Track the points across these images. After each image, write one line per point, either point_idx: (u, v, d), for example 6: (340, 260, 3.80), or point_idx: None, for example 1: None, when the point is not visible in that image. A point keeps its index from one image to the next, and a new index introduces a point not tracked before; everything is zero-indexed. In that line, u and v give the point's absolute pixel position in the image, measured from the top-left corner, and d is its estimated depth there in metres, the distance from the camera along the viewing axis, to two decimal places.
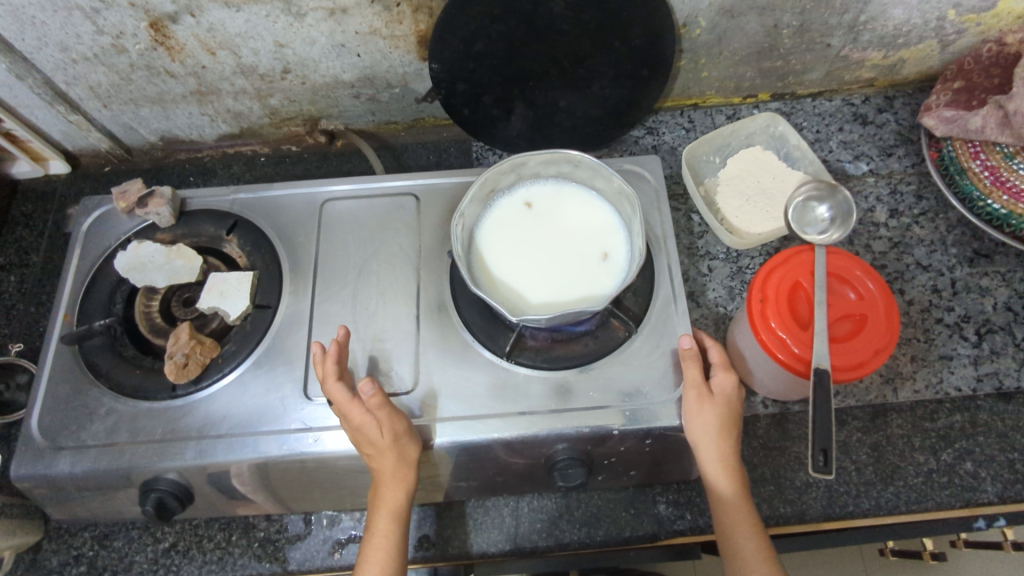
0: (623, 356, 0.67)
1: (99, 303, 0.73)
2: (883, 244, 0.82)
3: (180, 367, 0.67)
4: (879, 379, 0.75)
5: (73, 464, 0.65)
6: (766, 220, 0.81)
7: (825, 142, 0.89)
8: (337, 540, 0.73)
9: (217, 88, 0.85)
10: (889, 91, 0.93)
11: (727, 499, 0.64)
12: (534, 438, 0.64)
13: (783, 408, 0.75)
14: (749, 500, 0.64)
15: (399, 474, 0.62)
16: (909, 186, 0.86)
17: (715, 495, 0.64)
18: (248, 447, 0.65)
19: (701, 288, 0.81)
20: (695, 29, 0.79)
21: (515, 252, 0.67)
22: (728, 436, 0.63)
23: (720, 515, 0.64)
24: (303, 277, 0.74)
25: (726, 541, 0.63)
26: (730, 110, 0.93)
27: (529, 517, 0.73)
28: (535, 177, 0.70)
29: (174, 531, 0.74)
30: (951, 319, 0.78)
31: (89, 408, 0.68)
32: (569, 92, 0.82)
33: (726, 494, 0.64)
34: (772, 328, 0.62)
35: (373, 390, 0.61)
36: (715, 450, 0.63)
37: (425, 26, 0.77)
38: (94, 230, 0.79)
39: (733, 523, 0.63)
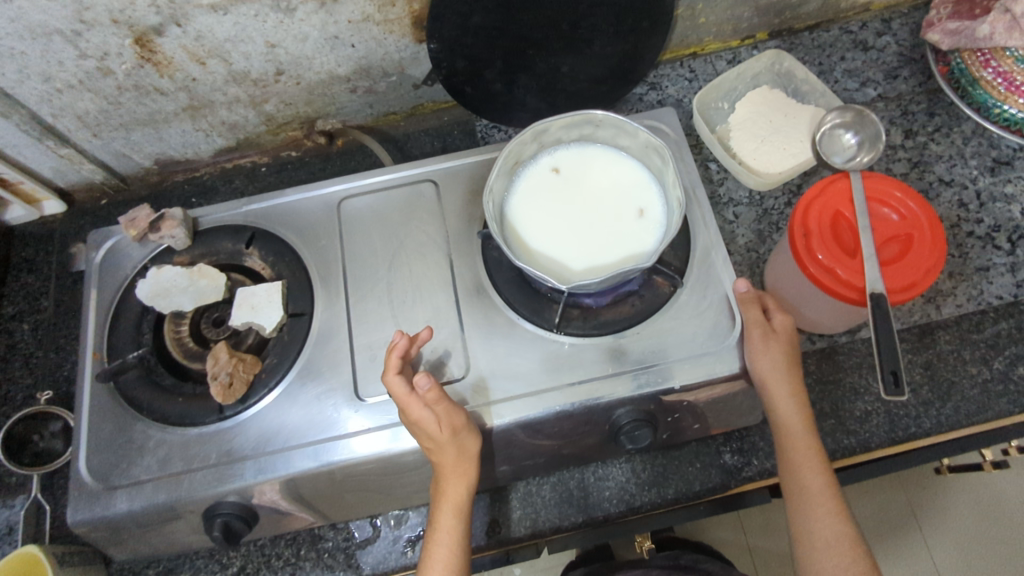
0: (672, 311, 0.66)
1: (127, 335, 0.71)
2: (903, 166, 0.82)
3: (226, 388, 0.65)
4: (921, 299, 0.75)
5: (131, 502, 0.63)
6: (787, 157, 0.80)
7: (830, 73, 0.88)
8: (407, 539, 0.72)
9: (210, 100, 0.82)
10: (885, 14, 0.92)
11: (796, 436, 0.64)
12: (597, 405, 0.63)
13: (831, 341, 0.75)
14: (816, 437, 0.65)
15: (459, 468, 0.61)
16: (920, 105, 0.85)
17: (784, 432, 0.65)
18: (309, 456, 0.64)
19: (731, 235, 0.80)
20: None
21: (550, 222, 0.65)
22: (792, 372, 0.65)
23: (787, 453, 0.64)
24: (333, 279, 0.72)
25: (790, 480, 0.64)
26: (730, 54, 0.92)
27: (596, 487, 0.72)
28: (557, 143, 0.68)
29: (240, 555, 0.72)
30: (981, 230, 0.77)
31: (136, 443, 0.66)
32: (570, 55, 0.80)
33: (795, 431, 0.65)
34: (820, 260, 0.61)
35: (429, 383, 0.59)
36: (786, 386, 0.64)
37: (418, 6, 0.74)
38: (107, 262, 0.76)
39: (801, 460, 0.64)
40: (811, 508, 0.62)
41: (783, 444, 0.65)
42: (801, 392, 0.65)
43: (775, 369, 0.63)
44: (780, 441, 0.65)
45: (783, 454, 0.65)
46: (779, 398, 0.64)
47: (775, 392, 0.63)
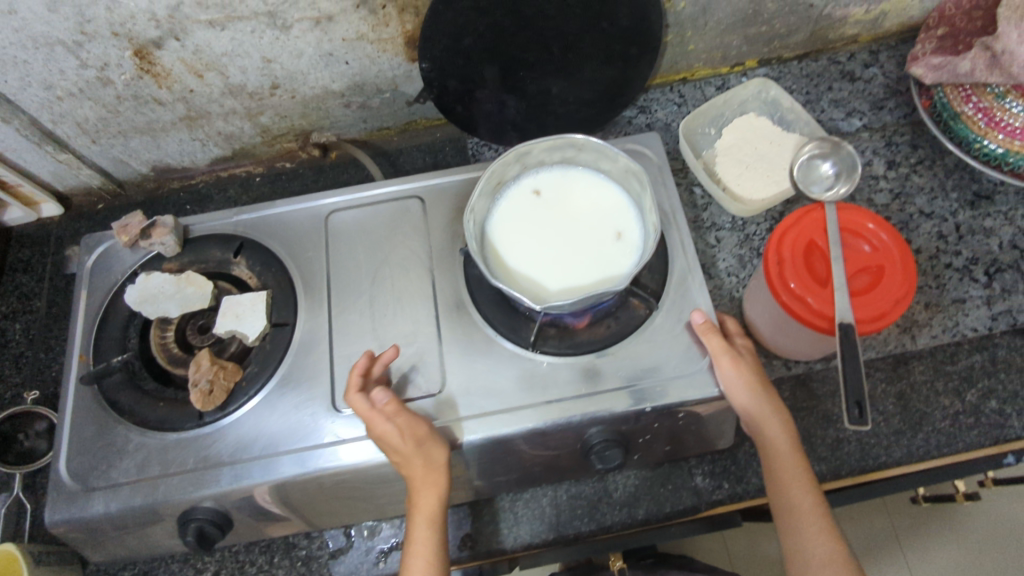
0: (648, 334, 0.67)
1: (114, 339, 0.72)
2: (885, 197, 0.83)
3: (205, 395, 0.67)
4: (897, 330, 0.76)
5: (108, 504, 0.65)
6: (768, 185, 0.81)
7: (816, 103, 0.90)
8: (380, 550, 0.72)
9: (207, 111, 0.84)
10: (873, 46, 0.93)
11: (781, 456, 0.65)
12: (569, 424, 0.64)
13: (806, 368, 0.75)
14: (803, 457, 0.65)
15: (428, 480, 0.62)
16: (903, 137, 0.87)
17: (768, 453, 0.65)
18: (284, 465, 0.64)
19: (712, 259, 0.81)
20: (680, 2, 0.80)
21: (529, 243, 0.66)
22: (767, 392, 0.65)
23: (772, 473, 0.65)
24: (317, 290, 0.74)
25: (779, 500, 0.65)
26: (719, 81, 0.94)
27: (568, 505, 0.73)
28: (540, 165, 0.70)
29: (216, 559, 0.73)
30: (959, 263, 0.78)
31: (116, 445, 0.67)
32: (560, 78, 0.81)
33: (783, 451, 0.65)
34: (792, 289, 0.62)
35: (387, 397, 0.62)
36: (769, 404, 0.65)
37: (411, 27, 0.76)
38: (98, 266, 0.77)
39: (787, 479, 0.64)
40: (798, 528, 0.63)
41: (769, 465, 0.66)
42: (781, 414, 0.66)
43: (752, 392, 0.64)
44: (765, 461, 0.66)
45: (770, 474, 0.65)
46: (766, 420, 0.65)
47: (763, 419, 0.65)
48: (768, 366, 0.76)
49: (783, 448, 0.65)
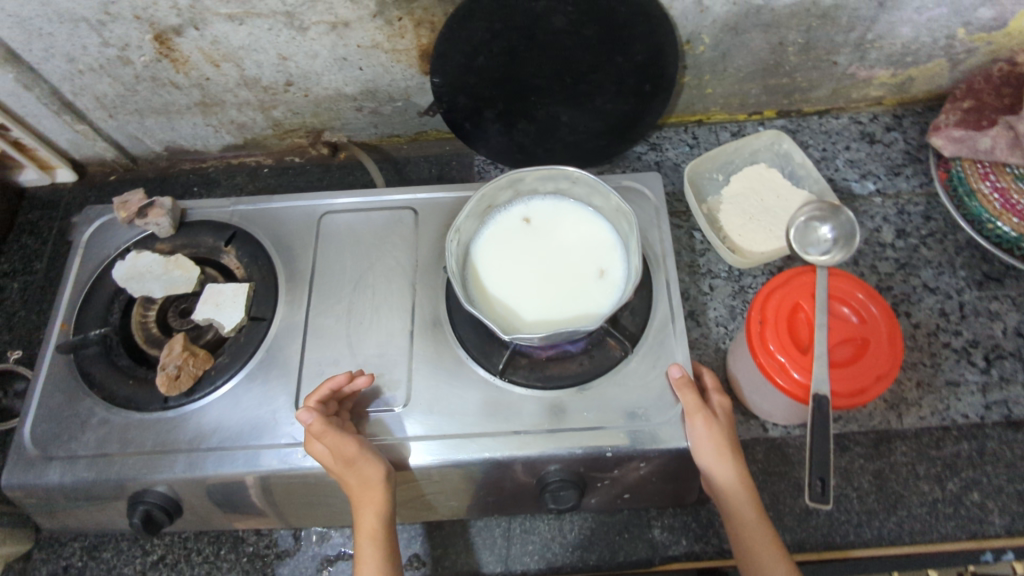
0: (620, 377, 0.66)
1: (95, 312, 0.73)
2: (889, 266, 0.80)
3: (172, 379, 0.67)
4: (884, 405, 0.73)
5: (63, 474, 0.65)
6: (769, 239, 0.79)
7: (831, 161, 0.88)
8: (326, 557, 0.72)
9: (222, 100, 0.85)
10: (897, 110, 0.91)
11: (749, 524, 0.62)
12: (526, 458, 0.63)
13: (784, 432, 0.73)
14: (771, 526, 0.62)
15: (364, 497, 0.60)
16: (917, 207, 0.84)
17: (735, 521, 0.62)
18: (238, 460, 0.64)
19: (702, 307, 0.80)
20: (699, 46, 0.79)
21: (510, 270, 0.66)
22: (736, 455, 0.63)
23: (741, 543, 0.62)
24: (299, 289, 0.74)
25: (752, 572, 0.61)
26: (735, 127, 0.92)
27: (521, 539, 0.72)
28: (533, 193, 0.69)
29: (163, 544, 0.74)
30: (958, 343, 0.75)
31: (81, 417, 0.68)
32: (571, 107, 0.81)
33: (750, 519, 0.62)
34: (771, 351, 0.60)
35: (310, 417, 0.60)
36: (732, 470, 0.62)
37: (426, 41, 0.77)
38: (94, 239, 0.79)
39: (759, 550, 0.61)
40: None
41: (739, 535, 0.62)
42: (747, 478, 0.63)
43: (719, 454, 0.62)
44: (733, 531, 0.63)
45: (741, 544, 0.62)
46: (732, 486, 0.62)
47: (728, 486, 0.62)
48: (745, 425, 0.73)
49: (750, 516, 0.62)
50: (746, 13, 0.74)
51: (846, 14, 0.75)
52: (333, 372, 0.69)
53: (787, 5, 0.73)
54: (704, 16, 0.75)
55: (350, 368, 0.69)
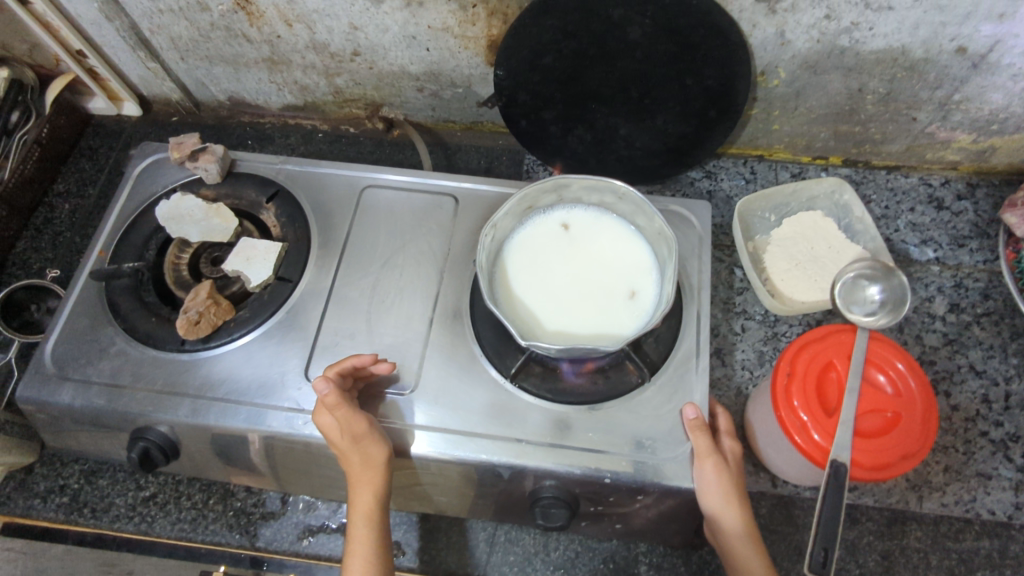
0: (632, 403, 0.64)
1: (133, 246, 0.75)
2: (936, 339, 0.76)
3: (191, 324, 0.67)
4: (904, 483, 0.69)
5: (74, 397, 0.67)
6: (813, 289, 0.76)
7: (892, 220, 0.84)
8: (308, 527, 0.74)
9: (289, 59, 0.86)
10: (973, 178, 0.87)
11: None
12: (523, 468, 0.61)
13: (793, 492, 0.70)
14: None
15: (364, 477, 0.60)
16: (976, 283, 0.80)
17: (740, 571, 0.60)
18: (240, 415, 0.65)
19: (730, 346, 0.77)
20: (773, 80, 0.77)
21: (540, 275, 0.64)
22: (745, 504, 0.61)
23: None
24: (330, 256, 0.74)
25: None
26: (797, 168, 0.89)
27: (503, 548, 0.72)
28: (576, 202, 0.68)
29: (156, 482, 0.76)
30: (997, 434, 0.71)
31: (100, 345, 0.69)
32: (631, 120, 0.78)
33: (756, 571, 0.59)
34: (794, 407, 0.57)
35: (327, 388, 0.60)
36: (739, 519, 0.60)
37: (497, 32, 0.76)
38: (145, 174, 0.81)
39: None
40: None
41: None
42: (754, 529, 0.61)
43: (727, 503, 0.60)
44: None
45: None
46: (736, 536, 0.60)
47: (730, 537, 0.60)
48: (753, 476, 0.71)
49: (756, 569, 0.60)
50: (828, 54, 0.71)
51: (936, 70, 0.71)
52: (348, 346, 0.68)
53: (874, 51, 0.70)
54: (784, 49, 0.72)
55: (365, 344, 0.68)
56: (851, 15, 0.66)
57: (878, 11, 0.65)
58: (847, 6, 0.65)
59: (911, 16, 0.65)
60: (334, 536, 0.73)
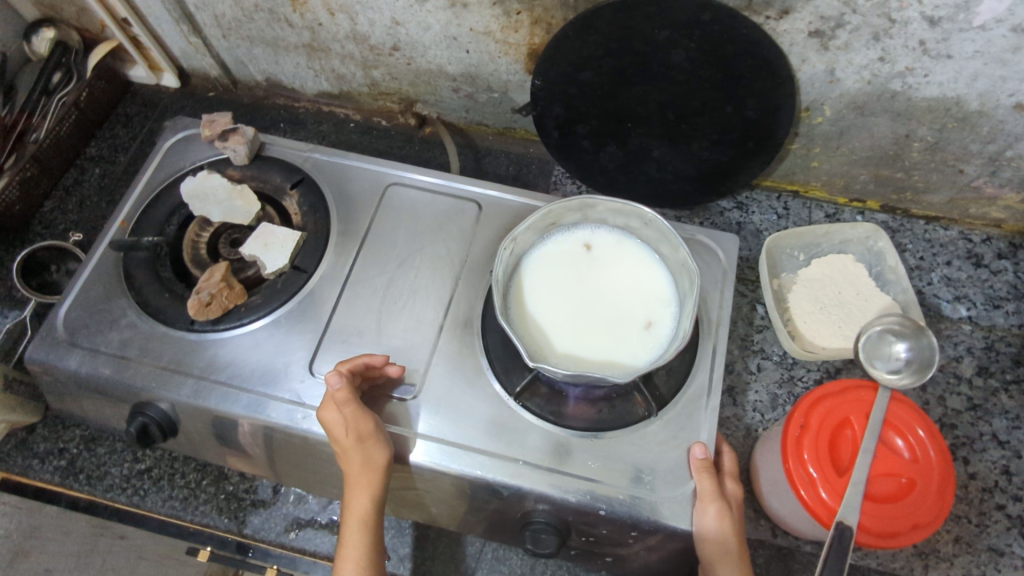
0: (635, 436, 0.62)
1: (155, 219, 0.75)
2: (960, 402, 0.73)
3: (202, 305, 0.67)
4: (911, 549, 0.67)
5: (81, 364, 0.67)
6: (836, 336, 0.74)
7: (926, 272, 0.81)
8: (296, 519, 0.74)
9: (329, 48, 0.86)
10: (1016, 237, 0.83)
11: None
12: (517, 489, 0.60)
13: (793, 544, 0.68)
14: None
15: (364, 479, 0.59)
16: (1008, 347, 0.77)
17: None
18: (241, 402, 0.64)
19: (743, 385, 0.75)
20: (817, 116, 0.74)
21: (557, 293, 0.63)
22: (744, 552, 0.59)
23: None
24: (347, 250, 0.73)
25: None
26: (832, 209, 0.86)
27: (489, 564, 0.72)
28: (601, 223, 0.66)
29: (153, 457, 0.76)
30: (1014, 509, 0.68)
31: (112, 315, 0.69)
32: (666, 144, 0.77)
33: None
34: (803, 460, 0.55)
35: (339, 383, 0.59)
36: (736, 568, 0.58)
37: (539, 41, 0.75)
38: (175, 148, 0.81)
39: None
40: None
41: None
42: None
43: (726, 550, 0.58)
44: None
45: None
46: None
47: None
48: (753, 523, 0.69)
49: None
50: (878, 96, 0.69)
51: (989, 123, 0.68)
52: (355, 343, 0.68)
53: (926, 99, 0.68)
54: (833, 86, 0.70)
55: (373, 344, 0.68)
56: (907, 59, 0.64)
57: (935, 58, 0.63)
58: (903, 50, 0.63)
59: (969, 67, 0.63)
60: (321, 532, 0.73)
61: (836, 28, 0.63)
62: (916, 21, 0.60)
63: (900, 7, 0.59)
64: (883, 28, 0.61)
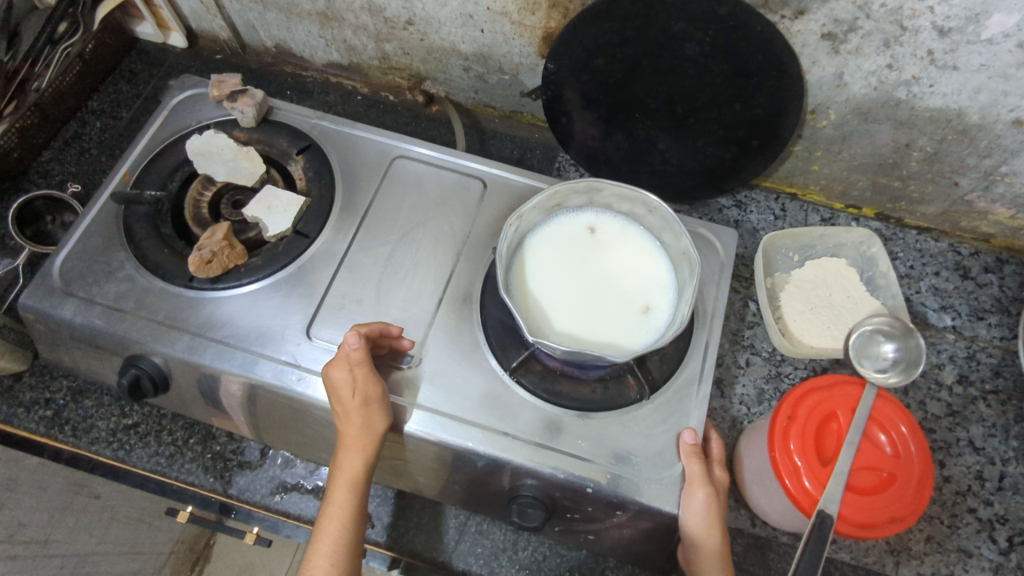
0: (626, 418, 0.63)
1: (158, 175, 0.75)
2: (939, 408, 0.76)
3: (203, 262, 0.67)
4: (884, 546, 0.69)
5: (75, 313, 0.67)
6: (825, 336, 0.75)
7: (915, 281, 0.83)
8: (282, 483, 0.74)
9: (342, 17, 0.86)
10: (1003, 253, 0.85)
11: None
12: (508, 463, 0.61)
13: (770, 534, 0.70)
14: None
15: (360, 442, 0.60)
16: (989, 358, 0.79)
17: None
18: (236, 361, 0.64)
19: (731, 379, 0.77)
20: (822, 119, 0.76)
21: (558, 273, 0.64)
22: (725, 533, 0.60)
23: None
24: (350, 219, 0.73)
25: None
26: (827, 214, 0.88)
27: (472, 538, 0.72)
28: (606, 208, 0.67)
29: (141, 413, 0.76)
30: (985, 513, 0.70)
31: (109, 267, 0.69)
32: (672, 136, 0.77)
33: None
34: (789, 450, 0.57)
35: (357, 343, 0.60)
36: (717, 549, 0.60)
37: (555, 25, 0.75)
38: (181, 106, 0.80)
39: None
40: None
41: None
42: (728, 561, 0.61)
43: (710, 531, 0.59)
44: None
45: None
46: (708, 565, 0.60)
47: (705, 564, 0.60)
48: (733, 511, 0.71)
49: None
50: (882, 103, 0.71)
51: (988, 137, 0.70)
52: (353, 310, 0.68)
53: (929, 108, 0.69)
54: (840, 91, 0.71)
55: (371, 312, 0.68)
56: (914, 68, 0.65)
57: (941, 69, 0.64)
58: (911, 58, 0.64)
59: (973, 80, 0.64)
60: (306, 497, 0.73)
61: (848, 31, 0.64)
62: (927, 30, 0.61)
63: (913, 15, 0.60)
64: (894, 35, 0.63)
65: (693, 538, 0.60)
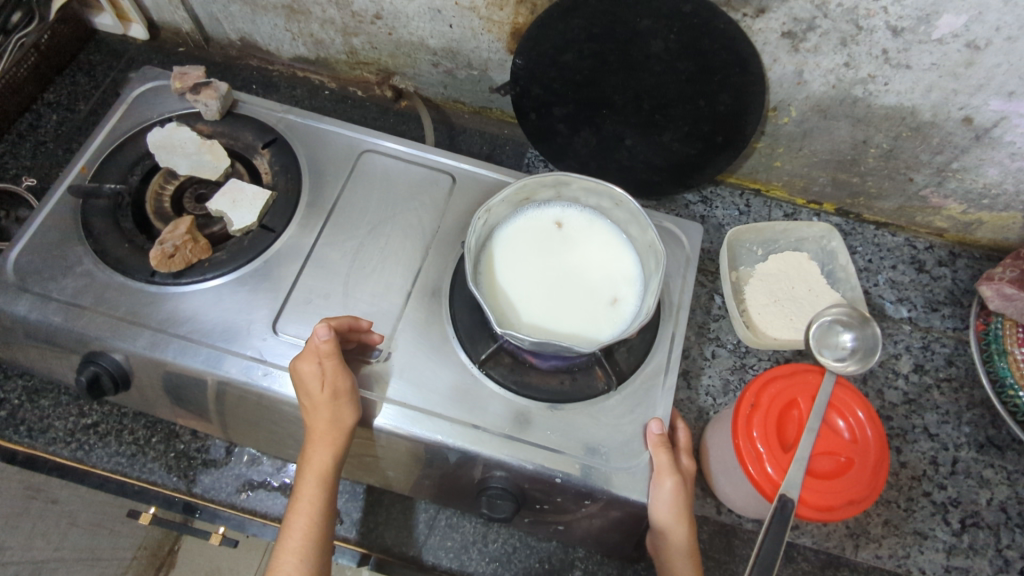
0: (594, 409, 0.64)
1: (117, 168, 0.73)
2: (896, 396, 0.78)
3: (165, 257, 0.66)
4: (844, 530, 0.71)
5: (30, 310, 0.65)
6: (787, 328, 0.77)
7: (873, 274, 0.86)
8: (248, 481, 0.73)
9: (309, 11, 0.85)
10: (956, 247, 0.89)
11: None
12: (478, 455, 0.61)
13: (735, 521, 0.72)
14: None
15: (329, 436, 0.59)
16: (943, 348, 0.82)
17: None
18: (199, 357, 0.63)
19: (697, 370, 0.78)
20: (783, 117, 0.78)
21: (526, 266, 0.64)
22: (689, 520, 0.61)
23: None
24: (317, 213, 0.73)
25: None
26: (790, 209, 0.91)
27: (443, 532, 0.72)
28: (574, 202, 0.68)
29: (101, 412, 0.75)
30: (939, 497, 0.73)
31: (67, 262, 0.67)
32: (638, 133, 0.79)
33: None
34: (752, 437, 0.58)
35: (326, 335, 0.59)
36: (684, 537, 0.60)
37: (523, 21, 0.76)
38: (142, 99, 0.78)
39: None
40: None
41: None
42: (694, 546, 0.62)
43: (676, 518, 0.60)
44: None
45: None
46: (675, 551, 0.61)
47: (670, 552, 0.61)
48: (699, 500, 0.72)
49: None
50: (840, 101, 0.73)
51: (940, 134, 0.73)
52: (320, 305, 0.67)
53: (884, 106, 0.72)
54: (800, 88, 0.73)
55: (339, 306, 0.67)
56: (869, 67, 0.67)
57: (895, 68, 0.67)
58: (867, 57, 0.67)
59: (925, 79, 0.67)
60: (273, 494, 0.73)
61: (807, 30, 0.66)
62: (881, 30, 0.63)
63: (867, 15, 0.62)
64: (851, 34, 0.65)
65: (661, 526, 0.60)
